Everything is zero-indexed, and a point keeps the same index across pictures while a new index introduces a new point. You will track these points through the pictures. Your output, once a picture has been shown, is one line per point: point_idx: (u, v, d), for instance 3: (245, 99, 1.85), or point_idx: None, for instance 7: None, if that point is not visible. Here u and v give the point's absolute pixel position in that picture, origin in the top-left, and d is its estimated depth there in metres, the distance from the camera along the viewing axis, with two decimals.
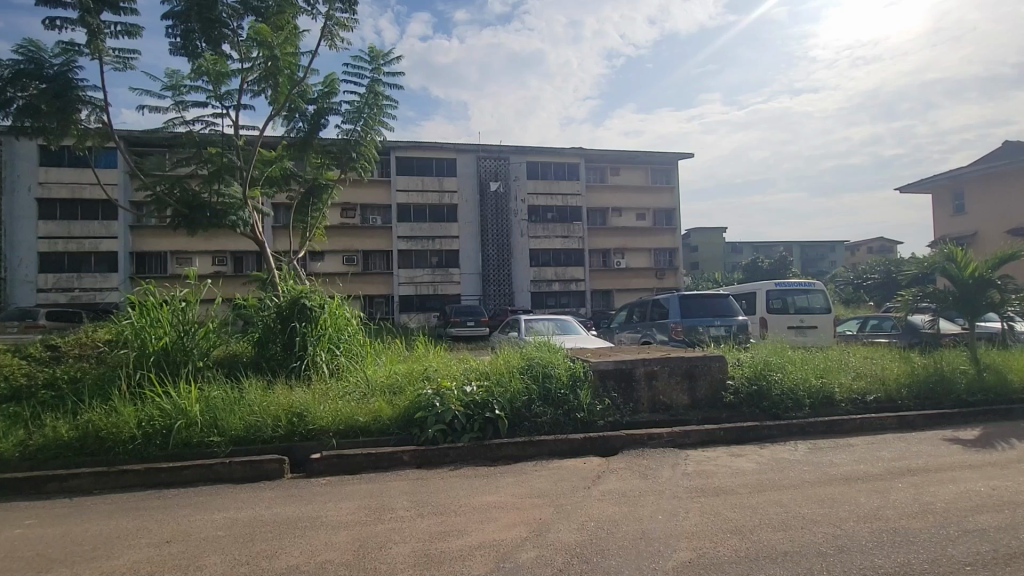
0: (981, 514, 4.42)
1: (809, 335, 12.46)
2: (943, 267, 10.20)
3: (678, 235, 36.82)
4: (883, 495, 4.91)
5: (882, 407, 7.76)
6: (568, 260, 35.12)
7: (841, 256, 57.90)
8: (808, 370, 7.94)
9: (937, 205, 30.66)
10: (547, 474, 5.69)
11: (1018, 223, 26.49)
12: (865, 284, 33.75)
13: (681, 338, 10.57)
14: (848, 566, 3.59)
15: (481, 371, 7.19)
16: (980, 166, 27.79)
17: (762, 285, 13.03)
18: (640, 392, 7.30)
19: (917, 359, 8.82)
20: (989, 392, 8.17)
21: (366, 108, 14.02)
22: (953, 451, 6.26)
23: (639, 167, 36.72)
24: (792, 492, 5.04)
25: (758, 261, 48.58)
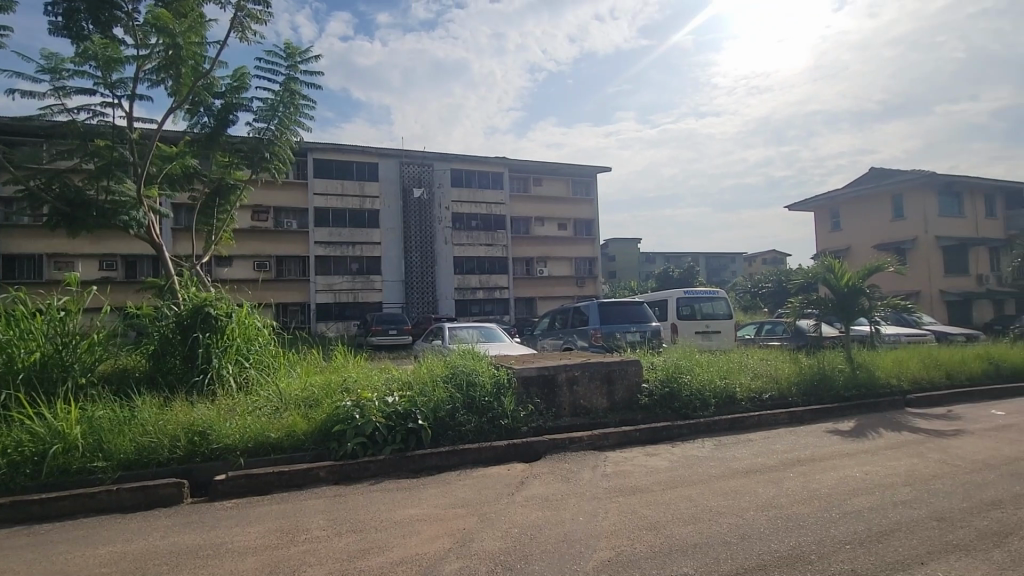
0: (857, 497, 4.99)
1: (714, 339, 13.44)
2: (824, 277, 11.44)
3: (597, 244, 38.31)
4: (778, 484, 5.39)
5: (776, 404, 8.53)
6: (492, 268, 35.38)
7: (740, 266, 63.20)
8: (714, 372, 8.56)
9: (818, 222, 34.42)
10: (470, 483, 5.65)
11: (882, 240, 30.42)
12: (760, 292, 37.09)
13: (600, 343, 10.98)
14: (749, 553, 3.90)
15: (404, 381, 7.02)
16: (852, 189, 31.61)
17: (673, 293, 13.87)
18: (563, 397, 7.49)
19: (804, 360, 9.79)
20: (861, 388, 9.26)
21: (281, 106, 13.30)
22: (834, 441, 7.02)
23: (560, 178, 37.79)
24: (701, 486, 5.40)
25: (669, 270, 51.79)
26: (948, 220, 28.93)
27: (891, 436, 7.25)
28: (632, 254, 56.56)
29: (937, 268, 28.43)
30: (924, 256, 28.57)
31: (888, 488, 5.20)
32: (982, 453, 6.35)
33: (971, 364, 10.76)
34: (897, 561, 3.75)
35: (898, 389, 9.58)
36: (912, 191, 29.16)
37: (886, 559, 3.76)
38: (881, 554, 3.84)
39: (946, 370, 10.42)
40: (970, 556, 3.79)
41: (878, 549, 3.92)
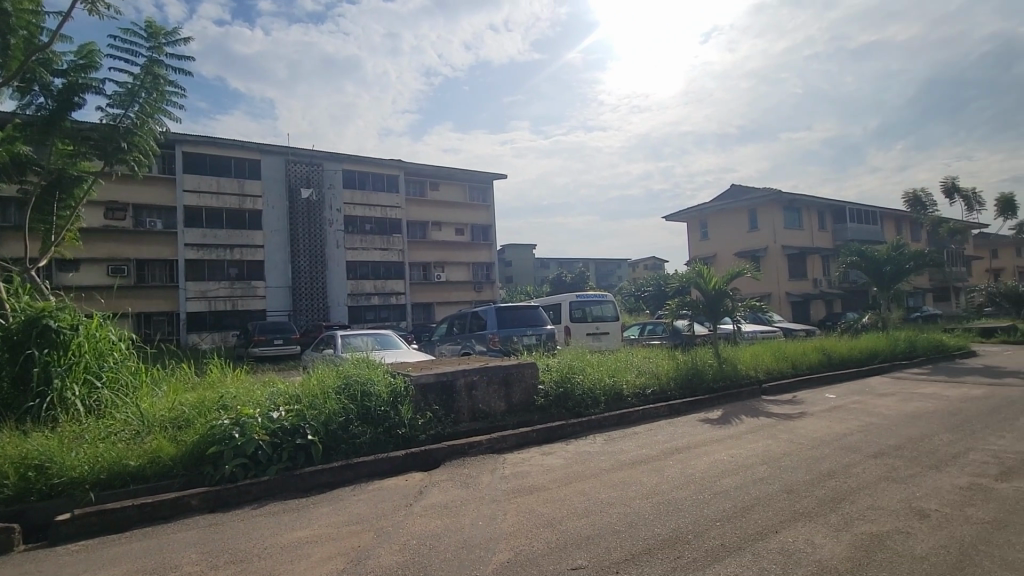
0: (725, 477, 5.59)
1: (603, 340, 14.27)
2: (695, 281, 12.68)
3: (494, 250, 38.81)
4: (660, 472, 5.87)
5: (658, 398, 9.26)
6: (388, 273, 34.36)
7: (626, 272, 67.79)
8: (603, 371, 9.09)
9: (690, 232, 38.04)
10: (366, 498, 5.42)
11: (742, 248, 34.42)
12: (643, 296, 40.11)
13: (498, 347, 11.12)
14: (635, 539, 4.18)
15: (292, 395, 6.54)
16: (717, 203, 35.42)
17: (566, 296, 14.49)
18: (462, 403, 7.48)
19: (681, 357, 10.76)
20: (727, 380, 10.39)
21: (142, 91, 11.81)
22: (706, 429, 7.80)
23: (457, 183, 37.69)
24: (593, 480, 5.70)
25: (562, 275, 54.04)
26: (792, 232, 33.52)
27: (751, 421, 8.22)
28: (527, 260, 58.17)
29: (784, 273, 32.80)
30: (775, 263, 32.81)
31: (749, 468, 5.89)
32: (819, 432, 7.44)
33: (811, 355, 12.55)
34: (757, 532, 4.25)
35: (755, 379, 10.89)
36: (764, 206, 33.38)
37: (748, 531, 4.24)
38: (745, 528, 4.32)
39: (792, 361, 12.06)
40: (812, 522, 4.42)
41: (741, 523, 4.42)
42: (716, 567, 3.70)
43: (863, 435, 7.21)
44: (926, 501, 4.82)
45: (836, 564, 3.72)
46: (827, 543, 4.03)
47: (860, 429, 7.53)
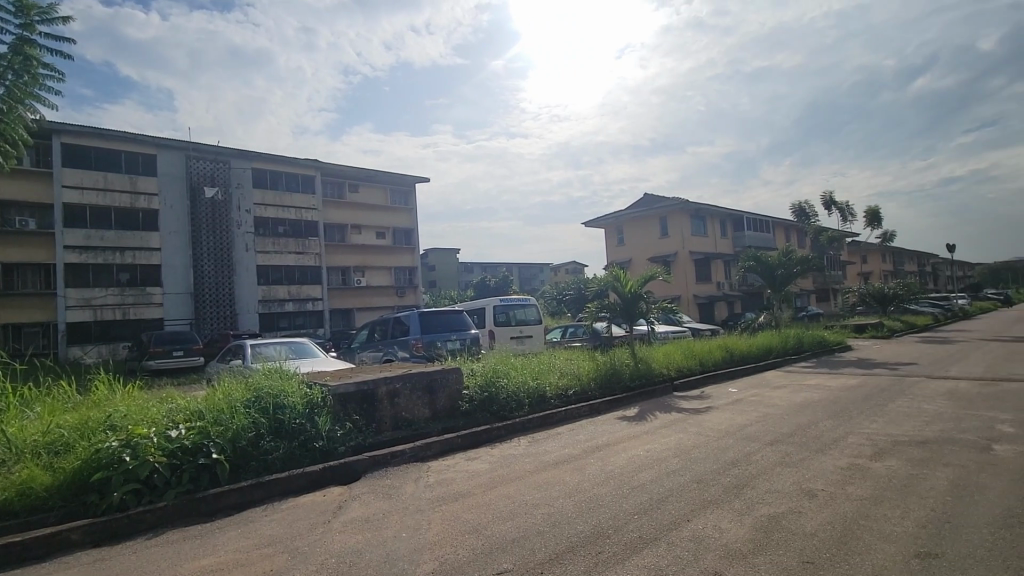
0: (642, 471, 5.89)
1: (527, 343, 14.48)
2: (613, 285, 13.27)
3: (416, 254, 38.11)
4: (581, 470, 6.06)
5: (579, 398, 9.56)
6: (304, 278, 32.69)
7: (548, 276, 69.35)
8: (527, 374, 9.23)
9: (608, 238, 39.72)
10: (280, 517, 5.10)
11: (655, 253, 36.50)
12: (565, 299, 41.20)
13: (421, 353, 10.94)
14: (559, 538, 4.28)
15: (194, 411, 6.01)
16: (632, 210, 37.31)
17: (490, 301, 14.56)
18: (383, 412, 7.27)
19: (600, 358, 11.18)
20: (642, 378, 10.96)
21: (9, 74, 10.44)
22: (624, 426, 8.18)
23: (377, 185, 36.61)
24: (517, 482, 5.77)
25: (486, 279, 54.19)
26: (698, 238, 36.07)
27: (665, 417, 8.71)
28: (450, 264, 57.80)
29: (692, 276, 35.20)
30: (683, 267, 35.10)
31: (663, 461, 6.24)
32: (724, 424, 8.05)
33: (716, 353, 13.55)
34: (671, 522, 4.51)
35: (668, 377, 11.57)
36: (673, 214, 35.64)
37: (663, 522, 4.49)
38: (660, 519, 4.57)
39: (700, 358, 12.94)
40: (719, 508, 4.77)
41: (657, 515, 4.66)
42: (634, 559, 3.88)
43: (761, 425, 7.89)
44: (814, 482, 5.35)
45: (740, 545, 4.04)
46: (733, 527, 4.36)
47: (759, 419, 8.24)
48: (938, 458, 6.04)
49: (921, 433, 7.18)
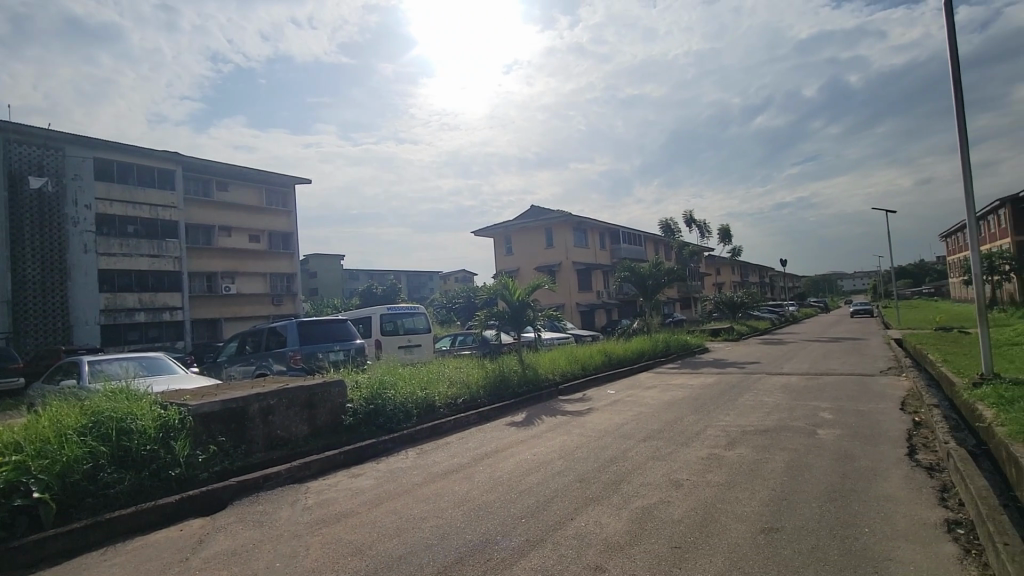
0: (529, 475, 6.07)
1: (416, 353, 14.15)
2: (502, 293, 13.57)
3: (296, 260, 35.55)
4: (469, 479, 6.08)
5: (469, 406, 9.57)
6: (159, 284, 28.98)
7: (437, 284, 68.72)
8: (415, 385, 9.05)
9: (496, 247, 40.49)
10: (126, 560, 4.43)
11: (540, 263, 37.97)
12: (454, 307, 41.10)
13: (300, 366, 10.21)
14: (448, 550, 4.24)
15: (7, 442, 4.99)
16: (519, 221, 38.47)
17: (376, 309, 14.07)
18: (255, 431, 6.67)
19: (489, 366, 11.31)
20: (529, 384, 11.29)
21: None
22: (512, 432, 8.37)
23: (251, 184, 33.55)
24: (405, 497, 5.61)
25: (373, 287, 52.18)
26: (580, 249, 38.23)
27: (550, 420, 9.06)
28: (333, 271, 54.81)
29: (574, 285, 37.14)
30: (567, 277, 36.95)
31: (548, 464, 6.47)
32: (604, 424, 8.59)
33: (596, 357, 14.42)
34: (556, 522, 4.69)
35: (553, 381, 12.08)
36: (557, 226, 37.43)
37: (548, 523, 4.66)
38: (545, 520, 4.73)
39: (582, 363, 13.69)
40: (600, 505, 5.06)
41: (543, 517, 4.82)
42: (522, 562, 3.97)
43: (635, 423, 8.55)
44: (680, 473, 5.92)
45: (618, 538, 4.33)
46: (612, 522, 4.66)
47: (634, 418, 8.91)
48: (777, 444, 7.01)
49: (764, 422, 8.29)
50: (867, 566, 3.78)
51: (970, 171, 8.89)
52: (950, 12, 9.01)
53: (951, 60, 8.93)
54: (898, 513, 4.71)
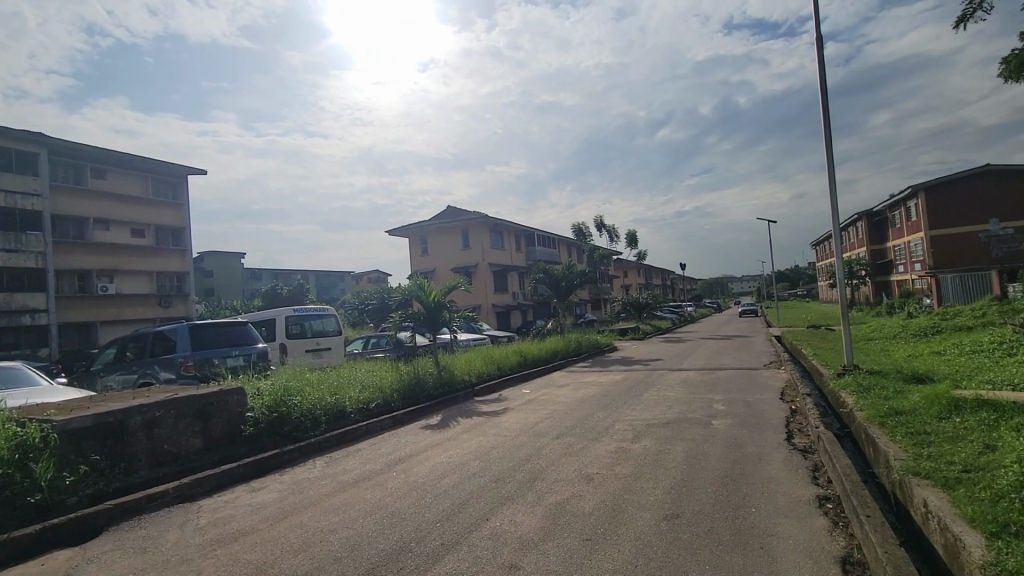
0: (444, 478, 6.00)
1: (325, 356, 13.44)
2: (416, 294, 13.32)
3: (188, 258, 32.46)
4: (383, 486, 5.89)
5: (382, 411, 9.26)
6: (17, 284, 25.14)
7: (348, 285, 66.04)
8: (323, 390, 8.62)
9: (411, 247, 39.74)
10: None
11: (456, 264, 37.79)
12: (367, 309, 39.65)
13: (192, 373, 9.30)
14: (360, 561, 4.08)
15: None
16: (434, 222, 38.03)
17: (281, 311, 13.22)
18: (136, 447, 5.98)
19: (403, 368, 11.04)
20: (444, 386, 11.18)
21: None
22: (427, 435, 8.24)
23: (135, 174, 30.15)
24: (312, 509, 5.32)
25: (278, 287, 48.89)
26: (496, 251, 38.56)
27: (465, 422, 9.04)
28: (232, 270, 50.76)
29: (490, 287, 37.38)
30: (483, 279, 37.11)
31: (464, 465, 6.44)
32: (518, 423, 8.71)
33: (511, 357, 14.61)
34: (470, 523, 4.68)
35: (469, 382, 12.06)
36: (474, 228, 37.49)
37: (463, 525, 4.64)
38: (461, 523, 4.71)
39: (497, 364, 13.79)
40: (515, 503, 5.12)
41: (457, 519, 4.78)
42: (437, 567, 3.92)
43: (548, 421, 8.77)
44: (591, 468, 6.15)
45: (533, 535, 4.41)
46: (527, 519, 4.73)
47: (548, 416, 9.13)
48: (677, 435, 7.51)
49: (666, 415, 8.86)
50: (756, 543, 4.16)
51: (835, 187, 10.13)
52: (820, 46, 10.22)
53: (821, 88, 10.14)
54: (781, 493, 5.23)
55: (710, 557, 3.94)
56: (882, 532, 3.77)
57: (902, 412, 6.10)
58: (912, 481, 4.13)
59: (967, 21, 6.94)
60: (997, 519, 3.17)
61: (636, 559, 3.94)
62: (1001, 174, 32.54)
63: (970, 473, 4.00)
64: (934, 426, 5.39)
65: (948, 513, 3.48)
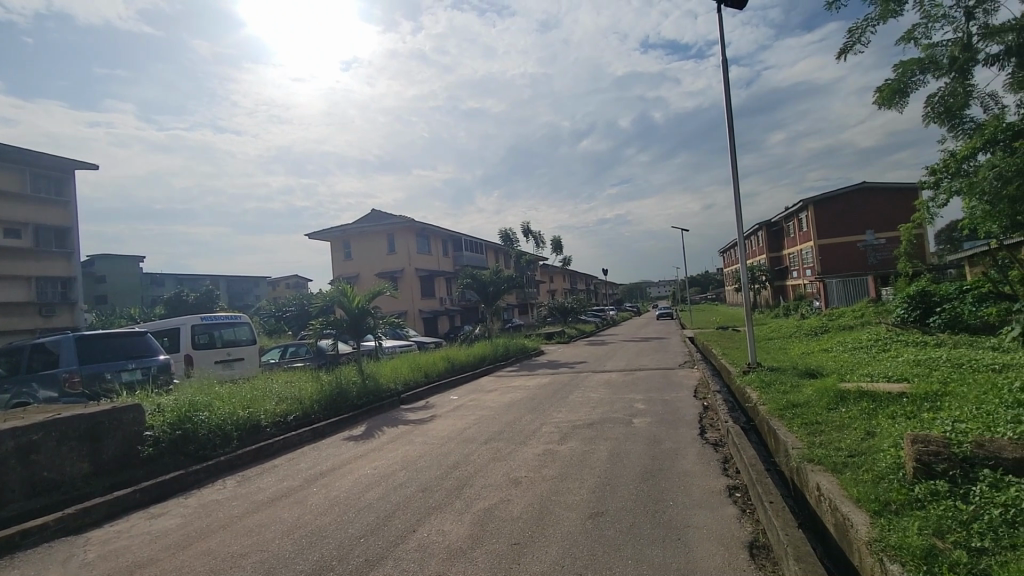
0: (369, 491, 5.77)
1: (236, 367, 12.49)
2: (339, 299, 12.79)
3: (75, 262, 29.03)
4: (302, 503, 5.56)
5: (300, 423, 8.75)
6: None
7: (264, 290, 62.05)
8: (234, 404, 8.01)
9: (333, 251, 38.22)
10: None
11: (381, 268, 36.77)
12: (285, 316, 37.44)
13: (79, 390, 8.27)
14: None
15: None
16: (357, 225, 36.77)
17: (187, 319, 12.16)
18: (7, 477, 5.23)
19: (324, 378, 10.52)
20: (368, 395, 10.78)
21: None
22: (350, 447, 7.90)
23: (10, 166, 26.55)
24: (222, 533, 4.90)
25: (182, 294, 44.92)
26: (423, 257, 37.93)
27: (391, 431, 8.77)
28: (128, 275, 46.01)
29: (417, 292, 36.70)
30: (409, 284, 36.35)
31: (389, 477, 6.23)
32: (446, 430, 8.58)
33: (438, 364, 14.40)
34: (397, 536, 4.54)
35: (395, 391, 11.73)
36: (399, 232, 36.66)
37: (389, 539, 4.48)
38: (386, 537, 4.54)
39: (424, 370, 13.54)
40: (442, 512, 5.03)
41: (383, 533, 4.62)
42: None
43: (476, 426, 8.72)
44: (519, 471, 6.18)
45: (460, 543, 4.35)
46: (455, 527, 4.67)
47: (476, 422, 9.08)
48: (602, 435, 7.75)
49: (590, 416, 9.11)
50: (674, 535, 4.37)
51: (739, 198, 10.98)
52: (725, 68, 11.06)
53: (727, 107, 10.97)
54: (696, 485, 5.56)
55: (633, 551, 4.10)
56: (783, 516, 4.10)
57: (798, 405, 6.70)
58: (807, 467, 4.54)
59: (849, 52, 7.94)
60: (879, 498, 3.55)
61: (562, 560, 4.00)
62: (875, 191, 36.91)
63: (855, 458, 4.47)
64: (824, 416, 5.97)
65: (837, 494, 3.86)
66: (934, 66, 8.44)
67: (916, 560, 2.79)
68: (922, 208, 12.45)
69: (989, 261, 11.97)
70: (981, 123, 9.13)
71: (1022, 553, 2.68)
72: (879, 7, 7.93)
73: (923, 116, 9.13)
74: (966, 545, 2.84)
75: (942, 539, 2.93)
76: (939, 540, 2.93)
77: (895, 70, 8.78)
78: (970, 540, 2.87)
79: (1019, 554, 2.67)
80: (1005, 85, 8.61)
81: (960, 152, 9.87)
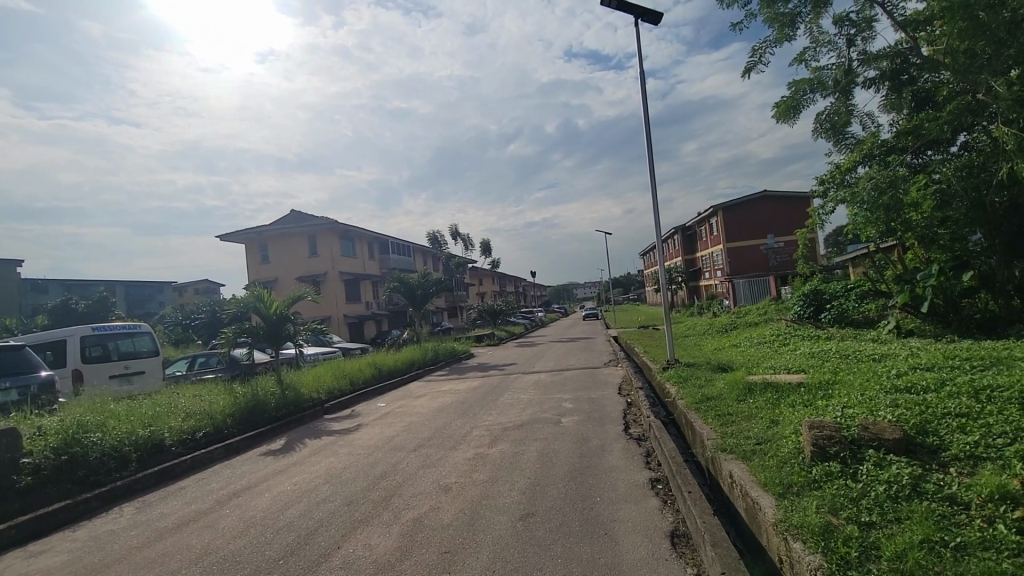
0: (289, 509, 5.43)
1: (135, 382, 11.33)
2: (254, 305, 11.97)
3: None
4: (212, 526, 5.12)
5: (211, 440, 8.07)
6: None
7: (169, 297, 57.02)
8: (133, 422, 7.28)
9: (249, 254, 35.91)
10: None
11: (303, 271, 35.03)
12: (193, 324, 34.54)
13: None
14: None
15: None
16: (275, 226, 34.75)
17: (75, 330, 10.86)
18: None
19: (238, 390, 9.80)
20: (288, 406, 10.18)
21: None
22: (268, 462, 7.41)
23: None
24: (117, 567, 4.39)
25: (71, 300, 40.15)
26: (347, 259, 36.48)
27: (313, 443, 8.33)
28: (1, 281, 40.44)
29: (341, 296, 35.27)
30: (333, 288, 34.86)
31: (312, 492, 5.91)
32: (373, 439, 8.29)
33: (365, 370, 13.89)
34: (319, 554, 4.31)
35: (318, 400, 11.17)
36: (321, 234, 34.99)
37: (311, 559, 4.24)
38: (308, 556, 4.29)
39: (349, 378, 12.99)
40: (369, 525, 4.84)
41: (305, 552, 4.37)
42: None
43: (405, 433, 8.50)
44: (449, 477, 6.09)
45: (388, 556, 4.21)
46: (382, 540, 4.51)
47: (404, 429, 8.84)
48: (531, 436, 7.83)
49: (519, 418, 9.17)
50: (601, 530, 4.50)
51: (657, 203, 11.55)
52: (642, 80, 11.61)
53: (645, 117, 11.51)
54: (621, 480, 5.75)
55: (562, 550, 4.16)
56: (700, 503, 4.35)
57: (712, 398, 7.15)
58: (722, 456, 4.83)
59: (753, 69, 8.61)
60: (783, 482, 3.85)
61: (493, 564, 3.98)
62: (775, 200, 40.38)
63: (762, 445, 4.82)
64: (736, 407, 6.41)
65: (747, 480, 4.16)
66: (821, 87, 9.37)
67: (814, 536, 3.06)
68: (814, 214, 13.70)
69: (867, 262, 13.43)
70: (861, 139, 10.30)
71: (904, 525, 3.01)
72: (775, 31, 8.67)
73: (813, 131, 10.11)
74: (858, 520, 3.14)
75: (837, 516, 3.23)
76: (835, 517, 3.22)
77: (788, 88, 9.64)
78: (860, 515, 3.19)
79: (901, 526, 3.00)
80: (880, 107, 9.78)
81: (844, 164, 11.06)
